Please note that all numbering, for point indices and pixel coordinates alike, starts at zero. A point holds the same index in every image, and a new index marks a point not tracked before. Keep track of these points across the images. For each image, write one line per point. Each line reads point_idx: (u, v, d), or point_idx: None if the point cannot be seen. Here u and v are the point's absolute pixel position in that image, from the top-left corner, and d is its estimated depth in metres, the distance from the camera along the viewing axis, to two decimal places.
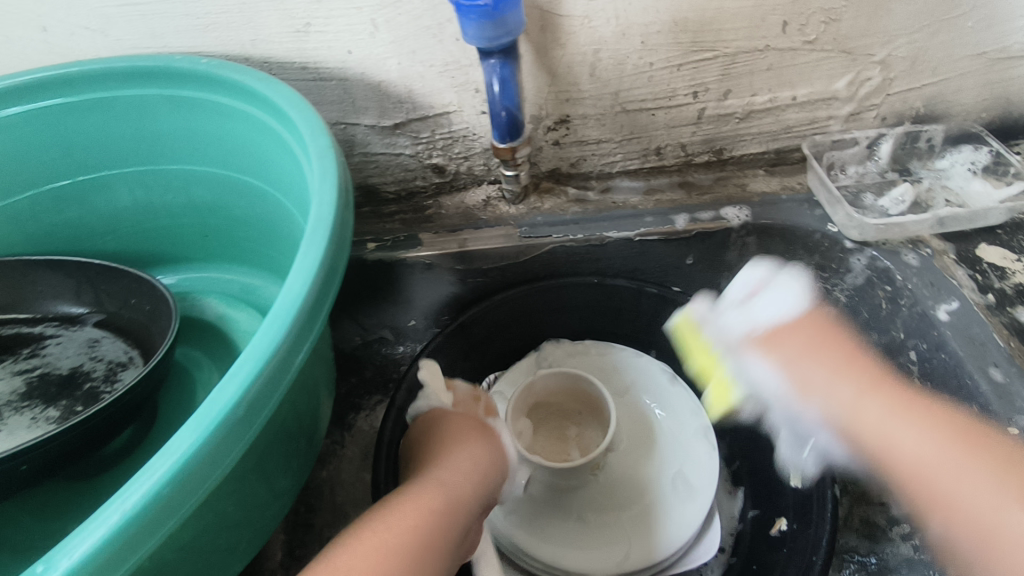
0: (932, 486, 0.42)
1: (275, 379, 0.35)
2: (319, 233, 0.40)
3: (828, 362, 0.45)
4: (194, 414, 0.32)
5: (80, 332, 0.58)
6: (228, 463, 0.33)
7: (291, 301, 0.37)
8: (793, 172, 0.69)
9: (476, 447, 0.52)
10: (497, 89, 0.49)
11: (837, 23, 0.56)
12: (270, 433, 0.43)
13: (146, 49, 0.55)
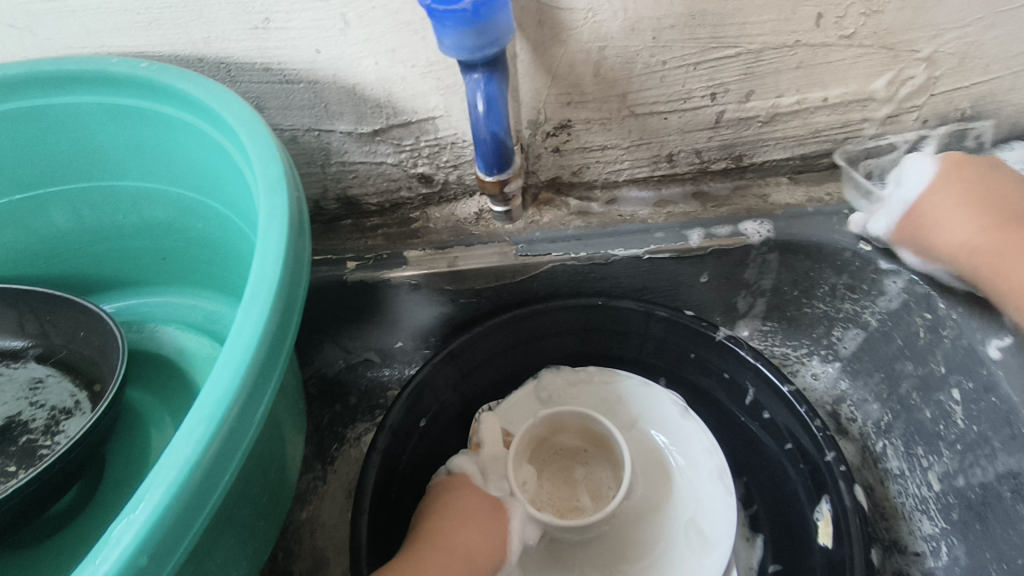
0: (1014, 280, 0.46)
1: (197, 500, 0.28)
2: (261, 296, 0.32)
3: (949, 215, 0.50)
4: (129, 503, 0.26)
5: (21, 369, 0.52)
6: (183, 546, 0.28)
7: (245, 344, 0.31)
8: (820, 180, 0.62)
9: (480, 516, 0.48)
10: (481, 109, 0.43)
11: (878, 15, 0.49)
12: (228, 516, 0.38)
13: (84, 49, 0.48)
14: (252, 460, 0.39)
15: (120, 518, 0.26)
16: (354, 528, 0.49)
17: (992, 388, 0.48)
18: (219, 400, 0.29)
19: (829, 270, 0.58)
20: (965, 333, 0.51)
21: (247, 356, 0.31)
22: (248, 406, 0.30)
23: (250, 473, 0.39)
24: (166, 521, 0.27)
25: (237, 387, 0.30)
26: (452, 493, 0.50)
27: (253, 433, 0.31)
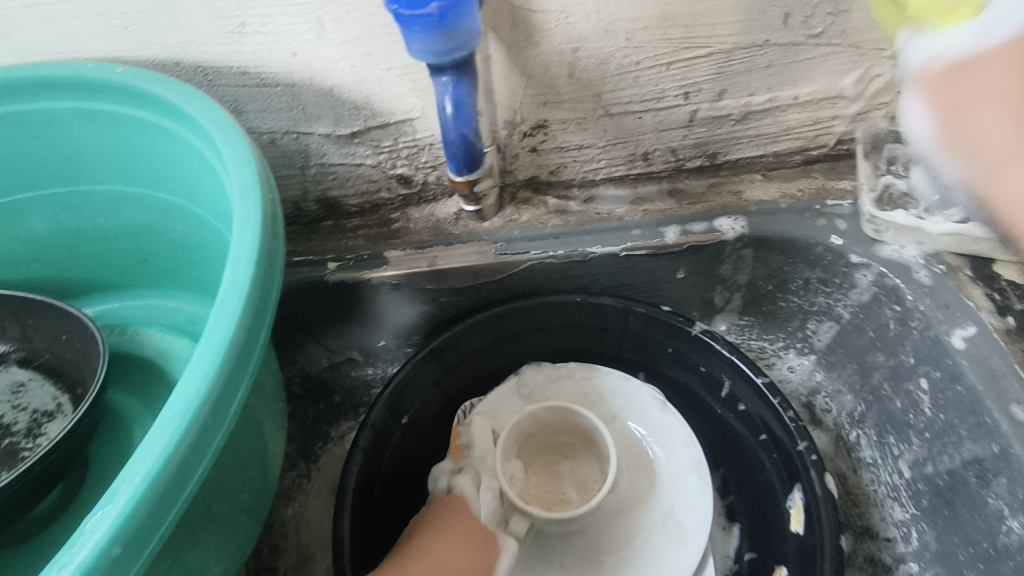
0: None
1: (172, 491, 0.29)
2: (236, 293, 0.33)
3: (989, 103, 0.29)
4: (104, 494, 0.27)
5: (4, 373, 0.52)
6: (159, 536, 0.29)
7: (220, 340, 0.32)
8: (793, 176, 0.63)
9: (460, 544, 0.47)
10: (450, 111, 0.43)
11: (845, 14, 0.50)
12: (206, 512, 0.38)
13: (59, 54, 0.49)
14: (227, 459, 0.40)
15: (93, 515, 0.27)
16: (336, 525, 0.50)
17: (958, 377, 0.49)
18: (193, 395, 0.30)
19: (803, 265, 0.60)
20: (932, 324, 0.52)
21: (220, 356, 0.31)
22: (222, 402, 0.31)
23: (226, 472, 0.40)
24: (138, 517, 0.27)
25: (209, 386, 0.30)
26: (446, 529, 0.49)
27: (228, 429, 0.32)
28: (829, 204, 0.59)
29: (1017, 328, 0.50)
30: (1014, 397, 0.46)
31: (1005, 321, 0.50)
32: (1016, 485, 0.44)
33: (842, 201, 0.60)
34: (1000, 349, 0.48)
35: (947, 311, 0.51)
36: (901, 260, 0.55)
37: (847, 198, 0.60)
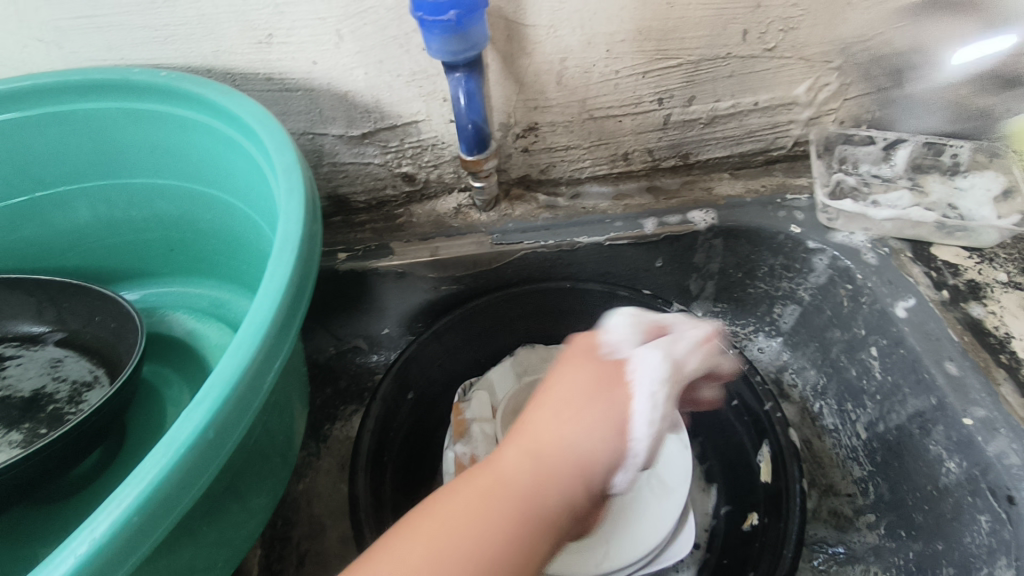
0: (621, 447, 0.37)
1: (249, 395, 0.33)
2: (291, 239, 0.39)
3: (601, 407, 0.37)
4: (195, 395, 0.32)
5: (41, 351, 0.57)
6: (238, 436, 0.33)
7: (281, 273, 0.37)
8: (756, 175, 0.70)
9: (569, 418, 0.37)
10: (463, 102, 0.50)
11: (795, 31, 0.58)
12: (262, 450, 0.43)
13: (103, 62, 0.54)
14: (280, 405, 0.45)
15: (178, 422, 0.31)
16: (352, 485, 0.56)
17: (901, 342, 0.56)
18: (262, 318, 0.35)
19: (767, 252, 0.66)
20: (878, 298, 0.59)
21: (276, 300, 0.36)
22: (284, 323, 0.36)
23: (276, 421, 0.44)
24: (219, 418, 0.32)
25: (274, 310, 0.36)
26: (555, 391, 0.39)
27: (288, 352, 0.37)
28: (789, 198, 0.67)
29: (949, 299, 0.57)
30: (947, 355, 0.53)
31: (940, 293, 0.58)
32: (952, 430, 0.51)
33: (800, 195, 0.67)
34: (935, 316, 0.56)
35: (891, 286, 0.59)
36: (852, 245, 0.62)
37: (804, 192, 0.67)
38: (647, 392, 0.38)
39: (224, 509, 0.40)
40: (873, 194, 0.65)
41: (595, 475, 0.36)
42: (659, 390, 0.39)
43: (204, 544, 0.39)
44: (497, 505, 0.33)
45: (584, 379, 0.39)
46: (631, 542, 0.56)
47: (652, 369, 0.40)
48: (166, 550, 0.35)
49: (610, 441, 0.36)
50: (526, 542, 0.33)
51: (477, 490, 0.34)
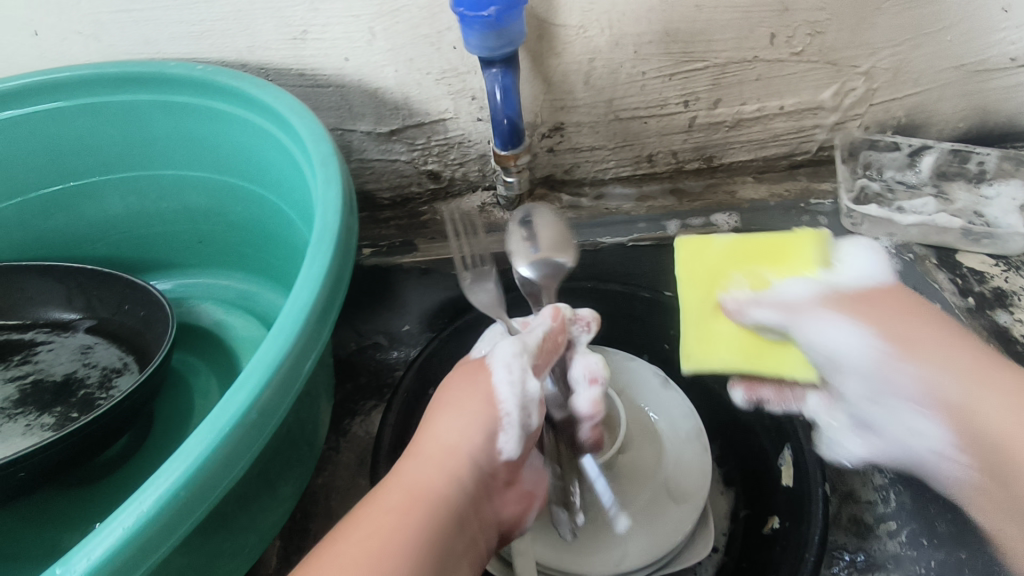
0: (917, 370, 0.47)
1: (289, 379, 0.34)
2: (329, 229, 0.39)
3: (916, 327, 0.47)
4: (238, 377, 0.32)
5: (72, 338, 0.59)
6: (278, 419, 0.34)
7: (321, 261, 0.38)
8: (780, 179, 0.70)
9: (454, 418, 0.43)
10: (498, 97, 0.51)
11: (822, 35, 0.58)
12: (294, 438, 0.43)
13: (139, 55, 0.55)
14: (312, 393, 0.45)
15: (221, 402, 0.32)
16: (373, 476, 0.56)
17: None
18: (301, 305, 0.36)
19: None
20: None
21: (316, 286, 0.37)
22: (323, 310, 0.37)
23: (308, 409, 0.45)
24: (261, 400, 0.32)
25: (314, 297, 0.36)
26: (434, 401, 0.46)
27: (325, 338, 0.37)
28: (812, 203, 0.67)
29: (975, 306, 0.58)
30: None
31: (966, 301, 0.59)
32: None
33: (824, 200, 0.68)
34: (962, 323, 0.57)
35: (916, 292, 0.59)
36: None
37: (829, 197, 0.68)
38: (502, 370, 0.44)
39: (257, 494, 0.40)
40: (898, 200, 0.65)
41: (473, 448, 0.43)
42: (518, 362, 0.44)
43: (236, 528, 0.40)
44: (415, 506, 0.39)
45: (447, 385, 0.46)
46: (647, 543, 0.54)
47: (500, 346, 0.45)
48: (200, 533, 0.35)
49: (480, 417, 0.43)
50: (424, 515, 0.39)
51: (386, 497, 0.40)
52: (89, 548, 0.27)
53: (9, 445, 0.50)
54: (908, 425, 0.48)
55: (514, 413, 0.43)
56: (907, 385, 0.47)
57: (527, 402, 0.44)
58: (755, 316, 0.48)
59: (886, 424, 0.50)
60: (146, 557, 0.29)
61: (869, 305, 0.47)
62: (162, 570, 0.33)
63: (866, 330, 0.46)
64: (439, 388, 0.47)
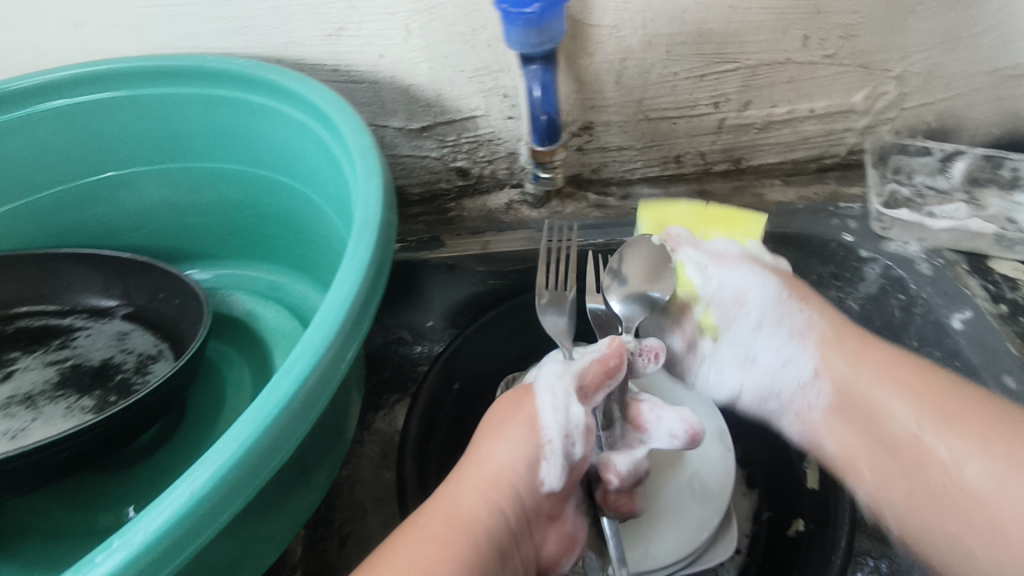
0: (864, 401, 0.50)
1: (333, 366, 0.35)
2: (370, 221, 0.40)
3: (873, 366, 0.50)
4: (284, 363, 0.33)
5: (109, 324, 0.60)
6: (322, 404, 0.35)
7: (362, 252, 0.38)
8: (808, 182, 0.70)
9: (496, 447, 0.45)
10: (537, 94, 0.51)
11: (856, 38, 0.58)
12: (329, 425, 0.44)
13: (180, 49, 0.56)
14: (346, 382, 0.46)
15: (268, 388, 0.33)
16: (399, 468, 0.58)
17: (957, 354, 0.57)
18: (344, 293, 0.37)
19: (817, 260, 0.66)
20: (933, 309, 0.59)
21: (358, 276, 0.37)
22: (364, 301, 0.38)
23: (342, 398, 0.46)
24: (307, 386, 0.33)
25: (356, 286, 0.37)
26: (481, 427, 0.48)
27: (366, 327, 0.38)
28: (841, 206, 0.67)
29: (1008, 313, 0.58)
30: (1005, 368, 0.54)
31: (998, 307, 0.58)
32: None
33: (853, 204, 0.67)
34: (992, 329, 0.57)
35: (946, 297, 0.59)
36: (905, 255, 0.62)
37: (857, 202, 0.67)
38: (546, 395, 0.45)
39: (293, 480, 0.41)
40: (928, 205, 0.64)
41: (517, 479, 0.44)
42: (561, 384, 0.45)
43: (273, 512, 0.40)
44: (451, 534, 0.40)
45: (496, 411, 0.48)
46: (672, 542, 0.54)
47: (551, 368, 0.47)
48: (242, 514, 0.36)
49: (522, 446, 0.44)
50: (463, 546, 0.40)
51: (423, 526, 0.41)
52: (143, 524, 0.28)
53: (50, 426, 0.51)
54: (784, 354, 0.54)
55: (556, 442, 0.44)
56: (804, 338, 0.53)
57: (569, 430, 0.44)
58: (686, 256, 0.56)
59: (767, 357, 0.54)
60: (196, 536, 0.30)
61: (790, 280, 0.55)
62: (206, 549, 0.34)
63: (769, 278, 0.53)
64: (488, 414, 0.49)
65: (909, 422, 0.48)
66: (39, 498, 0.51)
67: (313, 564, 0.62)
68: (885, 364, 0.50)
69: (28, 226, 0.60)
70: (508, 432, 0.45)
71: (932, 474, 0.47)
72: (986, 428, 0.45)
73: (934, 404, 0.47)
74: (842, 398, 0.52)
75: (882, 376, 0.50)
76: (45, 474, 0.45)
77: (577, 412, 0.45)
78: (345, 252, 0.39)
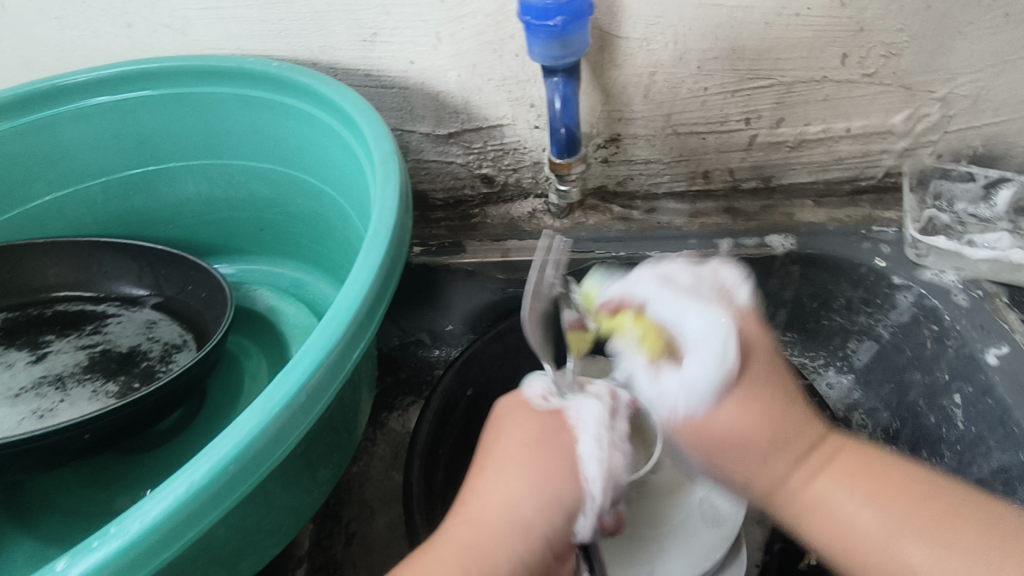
0: (844, 537, 0.37)
1: (337, 365, 0.35)
2: (384, 225, 0.41)
3: (851, 477, 0.38)
4: (291, 360, 0.34)
5: (139, 313, 0.63)
6: (325, 404, 0.35)
7: (373, 256, 0.39)
8: (841, 205, 0.68)
9: (512, 483, 0.41)
10: (558, 105, 0.52)
11: (898, 57, 0.56)
12: (334, 425, 0.45)
13: (221, 50, 0.58)
14: (356, 381, 0.47)
15: (273, 383, 0.33)
16: (408, 472, 0.58)
17: (989, 391, 0.55)
18: (353, 296, 0.37)
19: (846, 285, 0.64)
20: (967, 342, 0.57)
21: (370, 277, 0.38)
22: (373, 304, 0.38)
23: (350, 398, 0.46)
24: (311, 383, 0.33)
25: (367, 289, 0.37)
26: (492, 449, 0.43)
27: (374, 329, 0.38)
28: (874, 230, 0.64)
29: None
30: None
31: None
32: None
33: (888, 228, 0.65)
34: None
35: (982, 331, 0.57)
36: (941, 284, 0.60)
37: (892, 226, 0.65)
38: (585, 436, 0.41)
39: (296, 476, 0.42)
40: (968, 233, 0.62)
41: (549, 530, 0.39)
42: (603, 430, 0.41)
43: (274, 507, 0.41)
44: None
45: (517, 437, 0.42)
46: (684, 562, 0.52)
47: (590, 411, 0.42)
48: (243, 506, 0.37)
49: (561, 492, 0.40)
50: None
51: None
52: (145, 509, 0.29)
53: (75, 408, 0.53)
54: None
55: (599, 498, 0.39)
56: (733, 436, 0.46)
57: (614, 480, 0.41)
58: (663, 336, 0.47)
59: None
60: (195, 524, 0.31)
61: (771, 368, 0.40)
62: (207, 537, 0.35)
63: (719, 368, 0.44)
64: (502, 434, 0.43)
65: (904, 551, 0.35)
66: (64, 473, 0.54)
67: (318, 559, 0.62)
68: (829, 478, 0.38)
69: (72, 216, 0.63)
70: (526, 467, 0.41)
71: None
72: (940, 515, 0.36)
73: (887, 505, 0.36)
74: (843, 549, 0.37)
75: (833, 476, 0.38)
76: (69, 453, 0.46)
77: (616, 460, 0.41)
78: (357, 255, 0.39)
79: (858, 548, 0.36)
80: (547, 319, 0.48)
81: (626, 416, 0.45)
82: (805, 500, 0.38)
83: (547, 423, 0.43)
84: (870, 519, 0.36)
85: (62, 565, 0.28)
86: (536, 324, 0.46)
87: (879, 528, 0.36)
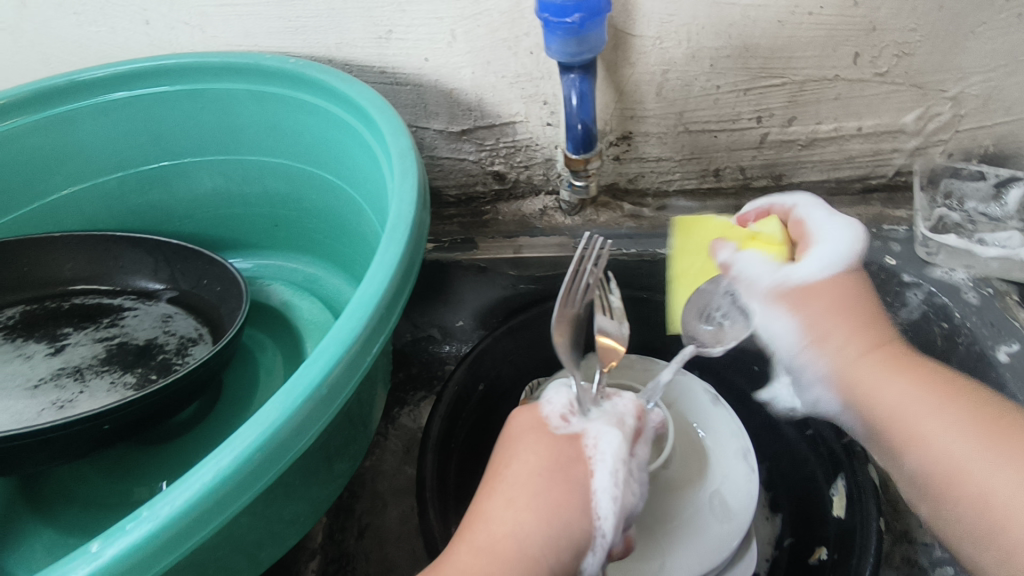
0: (903, 425, 0.46)
1: (358, 357, 0.35)
2: (403, 220, 0.41)
3: (911, 379, 0.47)
4: (313, 352, 0.34)
5: (155, 306, 0.63)
6: (346, 395, 0.35)
7: (393, 250, 0.39)
8: (851, 203, 0.68)
9: (523, 513, 0.41)
10: (574, 102, 0.52)
11: (910, 57, 0.56)
12: (351, 417, 0.45)
13: (237, 47, 0.58)
14: (372, 375, 0.47)
15: (296, 374, 0.34)
16: (420, 466, 0.58)
17: (1000, 389, 0.55)
18: (373, 289, 0.38)
19: None
20: (978, 340, 0.57)
21: (390, 270, 0.38)
22: (393, 298, 0.38)
23: (366, 391, 0.47)
24: (333, 375, 0.34)
25: (387, 282, 0.38)
26: (504, 474, 0.44)
27: (394, 322, 0.39)
28: (885, 228, 0.65)
29: None
30: None
31: None
32: None
33: (898, 226, 0.65)
34: None
35: (993, 329, 0.57)
36: (951, 282, 0.60)
37: (902, 224, 0.65)
38: (604, 470, 0.42)
39: (314, 467, 0.42)
40: (979, 232, 0.62)
41: (555, 565, 0.40)
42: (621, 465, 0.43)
43: (293, 498, 0.41)
44: None
45: (533, 464, 0.43)
46: (695, 557, 0.53)
47: (611, 443, 0.44)
48: (264, 495, 0.37)
49: (574, 528, 0.41)
50: None
51: None
52: (172, 496, 0.30)
53: (95, 399, 0.54)
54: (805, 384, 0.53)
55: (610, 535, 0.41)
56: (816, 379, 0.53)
57: (621, 519, 0.42)
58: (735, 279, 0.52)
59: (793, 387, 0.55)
60: (222, 509, 0.31)
61: (841, 297, 0.50)
62: (230, 525, 0.36)
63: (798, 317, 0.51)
64: (516, 459, 0.44)
65: (951, 445, 0.44)
66: (82, 464, 0.55)
67: (331, 551, 0.63)
68: (898, 383, 0.47)
69: (89, 210, 0.64)
70: (537, 498, 0.41)
71: (967, 506, 0.42)
72: (1001, 427, 0.43)
73: (953, 411, 0.45)
74: (896, 433, 0.47)
75: (904, 379, 0.48)
76: (90, 442, 0.47)
77: (627, 499, 0.43)
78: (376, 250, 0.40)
79: (914, 436, 0.46)
80: (577, 323, 0.48)
81: (643, 442, 0.47)
82: (876, 393, 0.48)
83: (566, 453, 0.44)
84: (934, 418, 0.45)
85: (93, 549, 0.28)
86: (565, 325, 0.47)
87: (936, 426, 0.45)
